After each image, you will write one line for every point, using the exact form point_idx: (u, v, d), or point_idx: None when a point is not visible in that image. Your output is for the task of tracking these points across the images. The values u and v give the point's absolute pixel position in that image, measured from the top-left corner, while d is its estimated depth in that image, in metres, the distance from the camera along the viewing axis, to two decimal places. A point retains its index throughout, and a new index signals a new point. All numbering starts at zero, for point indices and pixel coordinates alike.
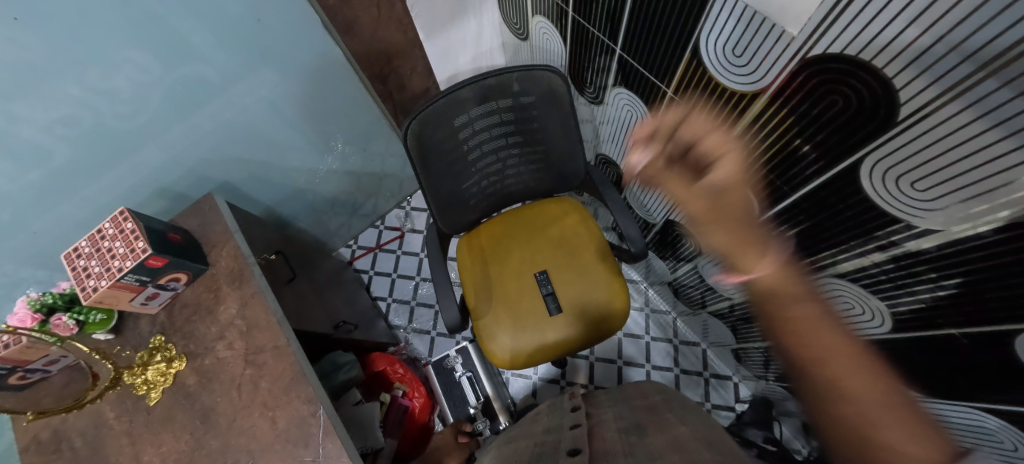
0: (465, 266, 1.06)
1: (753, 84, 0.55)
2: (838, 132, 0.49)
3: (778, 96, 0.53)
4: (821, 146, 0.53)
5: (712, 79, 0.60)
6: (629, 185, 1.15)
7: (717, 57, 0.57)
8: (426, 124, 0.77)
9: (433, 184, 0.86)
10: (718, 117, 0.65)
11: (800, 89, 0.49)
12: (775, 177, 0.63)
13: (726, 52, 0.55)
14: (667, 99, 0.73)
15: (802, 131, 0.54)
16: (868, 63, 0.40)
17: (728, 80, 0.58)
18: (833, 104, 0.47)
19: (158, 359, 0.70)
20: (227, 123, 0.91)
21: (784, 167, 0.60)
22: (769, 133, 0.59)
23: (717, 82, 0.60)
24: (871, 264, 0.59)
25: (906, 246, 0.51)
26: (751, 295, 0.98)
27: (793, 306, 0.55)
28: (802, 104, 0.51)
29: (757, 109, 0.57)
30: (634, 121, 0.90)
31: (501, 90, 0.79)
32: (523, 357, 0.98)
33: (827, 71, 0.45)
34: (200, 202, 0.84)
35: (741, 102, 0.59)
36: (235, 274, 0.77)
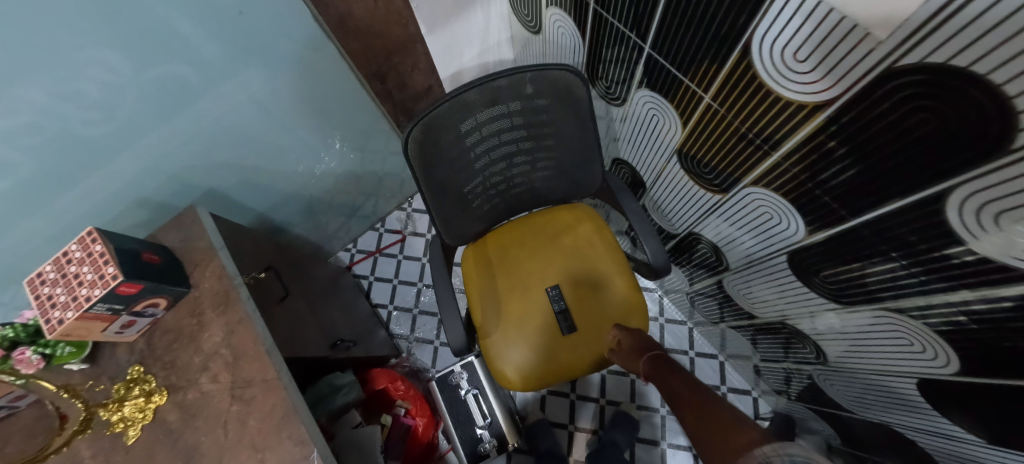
0: (471, 278, 0.99)
1: (816, 96, 0.46)
2: (926, 156, 0.40)
3: (846, 111, 0.44)
4: (900, 168, 0.44)
5: (765, 87, 0.51)
6: (649, 192, 1.07)
7: (772, 62, 0.48)
8: (430, 130, 0.69)
9: (438, 195, 0.78)
10: (765, 128, 0.56)
11: (878, 105, 0.41)
12: (832, 201, 0.55)
13: (787, 56, 0.46)
14: (703, 105, 0.65)
15: (879, 150, 0.45)
16: (973, 74, 0.31)
17: (783, 90, 0.49)
18: (923, 123, 0.38)
19: (136, 393, 0.64)
20: (213, 125, 0.83)
21: (847, 189, 0.52)
22: (832, 150, 0.50)
23: (771, 90, 0.51)
24: (943, 304, 0.51)
25: (988, 293, 0.44)
26: (779, 314, 0.91)
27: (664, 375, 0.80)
28: (878, 121, 0.43)
29: (819, 122, 0.48)
30: (660, 126, 0.81)
31: (513, 92, 0.71)
32: (533, 380, 0.92)
33: (917, 86, 0.36)
34: (181, 215, 0.76)
35: (797, 114, 0.50)
36: (220, 297, 0.70)
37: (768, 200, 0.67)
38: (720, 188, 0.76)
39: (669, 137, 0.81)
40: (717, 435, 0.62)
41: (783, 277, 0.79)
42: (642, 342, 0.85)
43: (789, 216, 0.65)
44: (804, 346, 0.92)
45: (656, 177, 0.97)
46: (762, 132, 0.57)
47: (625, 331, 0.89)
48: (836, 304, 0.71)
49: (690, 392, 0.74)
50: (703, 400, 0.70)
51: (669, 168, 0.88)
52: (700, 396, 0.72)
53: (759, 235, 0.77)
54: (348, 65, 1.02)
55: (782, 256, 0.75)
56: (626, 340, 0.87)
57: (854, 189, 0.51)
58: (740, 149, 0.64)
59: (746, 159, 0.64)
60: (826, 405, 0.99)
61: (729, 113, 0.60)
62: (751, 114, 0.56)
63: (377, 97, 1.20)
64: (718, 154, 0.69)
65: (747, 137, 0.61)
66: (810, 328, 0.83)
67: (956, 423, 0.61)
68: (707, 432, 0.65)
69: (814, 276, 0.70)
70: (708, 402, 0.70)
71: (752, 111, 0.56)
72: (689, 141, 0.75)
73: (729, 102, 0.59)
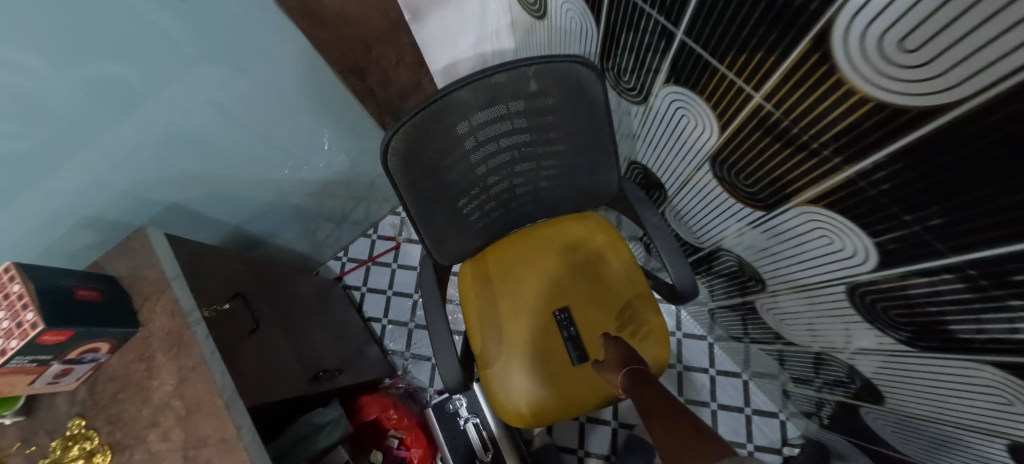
0: (469, 299, 0.87)
1: (924, 95, 0.32)
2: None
3: (954, 126, 0.31)
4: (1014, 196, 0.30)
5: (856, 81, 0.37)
6: (670, 200, 0.95)
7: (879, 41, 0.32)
8: (413, 138, 0.57)
9: (427, 214, 0.67)
10: (838, 138, 0.43)
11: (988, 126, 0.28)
12: (929, 234, 0.41)
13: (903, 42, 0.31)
14: (752, 106, 0.52)
15: (984, 185, 0.32)
16: None
17: (875, 81, 0.35)
18: None
19: (76, 453, 0.55)
20: (165, 134, 0.70)
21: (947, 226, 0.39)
22: (927, 177, 0.37)
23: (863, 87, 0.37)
24: None
25: None
26: (807, 327, 0.82)
27: (638, 386, 0.67)
28: (995, 151, 0.29)
29: (916, 138, 0.35)
30: (690, 129, 0.69)
31: (513, 89, 0.59)
32: (539, 416, 0.82)
33: None
34: (129, 239, 0.66)
35: (892, 124, 0.37)
36: (172, 338, 0.59)
37: (824, 220, 0.55)
38: (764, 204, 0.64)
39: (700, 141, 0.69)
40: (691, 447, 0.49)
41: (831, 305, 0.68)
42: (629, 355, 0.75)
43: (851, 241, 0.53)
44: (840, 369, 0.82)
45: (681, 184, 0.85)
46: (832, 141, 0.44)
47: (613, 341, 0.79)
48: (901, 343, 0.58)
49: (662, 403, 0.61)
50: (675, 413, 0.57)
51: (699, 176, 0.76)
52: (673, 408, 0.59)
53: (806, 258, 0.65)
54: (315, 56, 0.89)
55: (839, 288, 0.63)
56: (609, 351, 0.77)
57: (949, 226, 0.39)
58: (798, 160, 0.51)
59: (805, 172, 0.51)
60: (867, 438, 0.88)
61: (789, 118, 0.48)
62: (821, 120, 0.44)
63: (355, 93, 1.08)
64: (768, 164, 0.56)
65: (810, 146, 0.48)
66: (844, 345, 0.73)
67: None
68: (675, 444, 0.52)
69: (869, 310, 0.59)
70: (683, 418, 0.56)
71: (822, 116, 0.43)
72: (728, 148, 0.62)
73: (790, 103, 0.46)
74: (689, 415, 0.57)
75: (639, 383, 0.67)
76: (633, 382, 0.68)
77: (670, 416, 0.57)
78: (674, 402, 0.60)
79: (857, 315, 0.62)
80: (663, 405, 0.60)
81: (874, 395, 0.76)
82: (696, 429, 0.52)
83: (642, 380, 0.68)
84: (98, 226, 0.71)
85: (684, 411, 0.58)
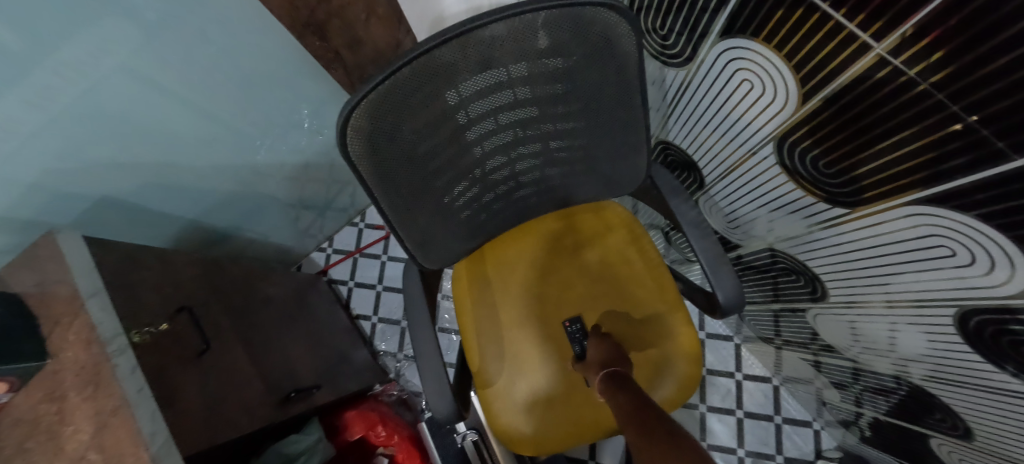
0: (464, 307, 0.75)
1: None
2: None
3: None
4: None
5: None
6: (708, 188, 0.81)
7: None
8: (386, 115, 0.41)
9: (407, 214, 0.53)
10: (1004, 120, 0.28)
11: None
12: None
13: None
14: (866, 63, 0.36)
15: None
16: None
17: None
18: None
19: None
20: (73, 111, 0.54)
21: None
22: None
23: None
24: None
25: None
26: (849, 330, 0.72)
27: (614, 388, 0.59)
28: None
29: None
30: (751, 99, 0.54)
31: (516, 46, 0.42)
32: (548, 442, 0.71)
33: None
34: (37, 245, 0.53)
35: None
36: (88, 373, 0.47)
37: (932, 221, 0.41)
38: (849, 200, 0.51)
39: (764, 118, 0.54)
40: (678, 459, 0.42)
41: (918, 319, 0.54)
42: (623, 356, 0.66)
43: (975, 251, 0.39)
44: (885, 377, 0.72)
45: (725, 169, 0.71)
46: (994, 122, 0.29)
47: (598, 338, 0.70)
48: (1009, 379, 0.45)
49: (644, 409, 0.53)
50: (658, 421, 0.50)
51: (756, 162, 0.62)
52: (654, 414, 0.52)
53: (897, 265, 0.52)
54: (265, 9, 0.71)
55: (943, 307, 0.49)
56: (591, 349, 0.68)
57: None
58: (928, 142, 0.36)
59: (931, 159, 0.37)
60: (921, 456, 0.77)
61: (926, 85, 0.32)
62: (987, 93, 0.27)
63: (317, 58, 0.88)
64: (881, 143, 0.41)
65: (954, 126, 0.32)
66: (889, 348, 0.65)
67: None
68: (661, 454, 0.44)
69: (966, 328, 0.47)
70: (665, 425, 0.50)
71: (982, 85, 0.27)
72: (816, 124, 0.47)
73: (933, 65, 0.30)
74: (672, 424, 0.50)
75: (616, 387, 0.59)
76: (609, 388, 0.59)
77: (654, 424, 0.50)
78: (656, 407, 0.54)
79: (959, 329, 0.48)
80: (645, 410, 0.53)
81: (930, 408, 0.66)
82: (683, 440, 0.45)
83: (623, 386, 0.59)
84: (6, 226, 0.58)
85: (669, 420, 0.51)
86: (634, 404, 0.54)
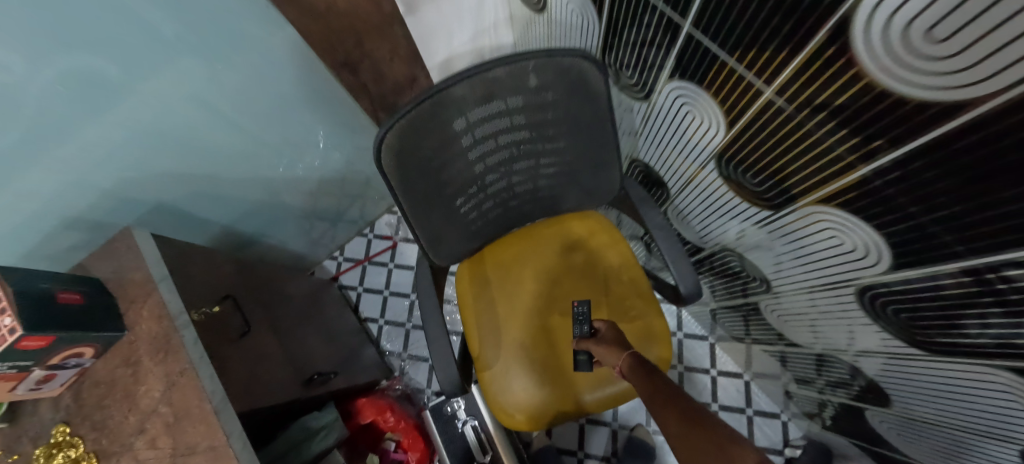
0: (466, 300, 0.86)
1: (967, 80, 0.27)
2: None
3: (983, 120, 0.28)
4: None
5: (864, 81, 0.36)
6: (674, 200, 0.95)
7: (886, 47, 0.32)
8: (410, 136, 0.54)
9: (424, 216, 0.65)
10: (853, 137, 0.41)
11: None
12: (941, 232, 0.39)
13: (924, 41, 0.29)
14: (764, 101, 0.50)
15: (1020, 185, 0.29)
16: None
17: (911, 60, 0.31)
18: None
19: (60, 460, 0.54)
20: (145, 130, 0.67)
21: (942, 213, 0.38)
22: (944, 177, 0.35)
23: (875, 88, 0.35)
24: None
25: None
26: (811, 329, 0.82)
27: (641, 370, 0.66)
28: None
29: (931, 140, 0.34)
30: (694, 124, 0.68)
31: (511, 85, 0.56)
32: (540, 420, 0.81)
33: None
34: (113, 240, 0.63)
35: (895, 119, 0.36)
36: (159, 342, 0.57)
37: (835, 224, 0.54)
38: (771, 202, 0.64)
39: (705, 142, 0.68)
40: (726, 440, 0.48)
41: (843, 309, 0.67)
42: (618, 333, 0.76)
43: (857, 241, 0.52)
44: (842, 368, 0.81)
45: (683, 183, 0.85)
46: (849, 139, 0.42)
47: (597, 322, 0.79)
48: (919, 350, 0.56)
49: (673, 390, 0.60)
50: (691, 402, 0.57)
51: (705, 176, 0.76)
52: (684, 395, 0.58)
53: (817, 258, 0.64)
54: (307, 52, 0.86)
55: (849, 290, 0.61)
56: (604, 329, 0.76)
57: (960, 220, 0.36)
58: (815, 163, 0.49)
59: (816, 170, 0.50)
60: (876, 440, 0.87)
61: (802, 115, 0.46)
62: (839, 119, 0.41)
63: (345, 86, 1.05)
64: (780, 161, 0.55)
65: (823, 145, 0.46)
66: (848, 346, 0.74)
67: None
68: (704, 435, 0.50)
69: (874, 312, 0.59)
70: (694, 405, 0.56)
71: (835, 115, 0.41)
72: (740, 147, 0.61)
73: (804, 100, 0.44)
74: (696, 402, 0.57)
75: (643, 368, 0.65)
76: (635, 368, 0.66)
77: (687, 403, 0.57)
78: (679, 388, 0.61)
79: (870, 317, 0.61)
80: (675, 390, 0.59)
81: (870, 388, 0.77)
82: (718, 420, 0.52)
83: (649, 372, 0.65)
84: (82, 227, 0.69)
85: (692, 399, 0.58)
86: (664, 384, 0.61)
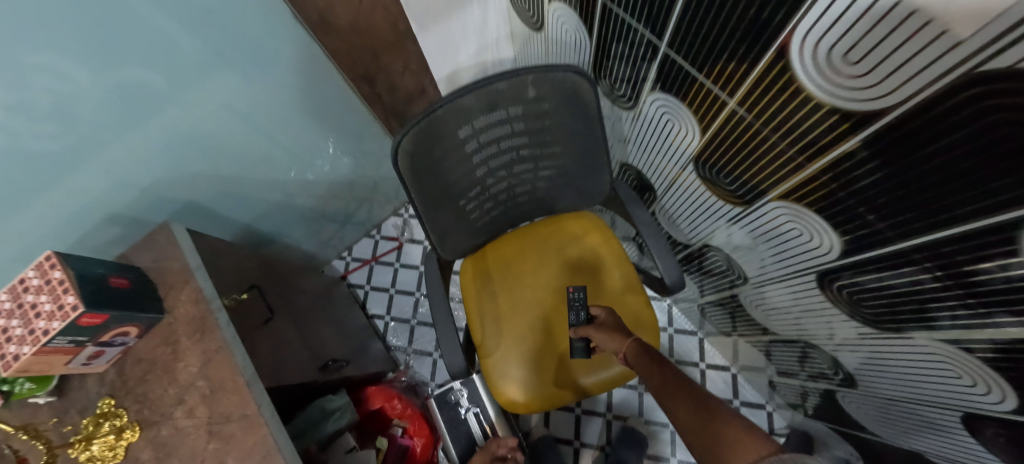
0: (469, 292, 0.92)
1: (883, 89, 0.37)
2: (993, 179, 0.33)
3: (900, 121, 0.38)
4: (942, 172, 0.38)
5: (802, 92, 0.45)
6: (660, 201, 1.03)
7: (817, 66, 0.41)
8: (423, 140, 0.62)
9: (434, 212, 0.73)
10: (800, 139, 0.50)
11: (977, 113, 0.31)
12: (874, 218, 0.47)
13: (840, 58, 0.38)
14: (727, 110, 0.58)
15: (936, 170, 0.38)
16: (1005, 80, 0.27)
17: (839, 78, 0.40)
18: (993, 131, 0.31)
19: (107, 430, 0.59)
20: (182, 134, 0.75)
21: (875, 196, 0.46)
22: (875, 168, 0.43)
23: (811, 98, 0.44)
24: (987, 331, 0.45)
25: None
26: (794, 323, 0.88)
27: (645, 357, 0.73)
28: (950, 149, 0.35)
29: (858, 141, 0.43)
30: (674, 131, 0.76)
31: (512, 96, 0.64)
32: (536, 403, 0.87)
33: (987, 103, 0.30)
34: (154, 233, 0.70)
35: (829, 123, 0.44)
36: (196, 323, 0.64)
37: (797, 216, 0.62)
38: (742, 199, 0.71)
39: (683, 145, 0.76)
40: (728, 417, 0.54)
41: (813, 297, 0.74)
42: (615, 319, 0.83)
43: (818, 232, 0.60)
44: (818, 356, 0.88)
45: (668, 184, 0.93)
46: (797, 141, 0.50)
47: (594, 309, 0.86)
48: (876, 330, 0.64)
49: (676, 373, 0.67)
50: (693, 385, 0.64)
51: (685, 177, 0.84)
52: (685, 378, 0.66)
53: (785, 249, 0.72)
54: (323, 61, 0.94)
55: (813, 276, 0.69)
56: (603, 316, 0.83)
57: (895, 204, 0.45)
58: (774, 163, 0.57)
59: (774, 169, 0.58)
60: (848, 424, 0.94)
61: (759, 121, 0.54)
62: (788, 124, 0.50)
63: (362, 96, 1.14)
64: (745, 162, 0.63)
65: (777, 145, 0.54)
66: (827, 337, 0.80)
67: (993, 452, 0.57)
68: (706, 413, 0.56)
69: (841, 298, 0.67)
70: (695, 388, 0.63)
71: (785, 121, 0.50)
72: (713, 151, 0.69)
73: (759, 108, 0.52)
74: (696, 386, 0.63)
75: (647, 355, 0.73)
76: (639, 354, 0.74)
77: (690, 386, 0.63)
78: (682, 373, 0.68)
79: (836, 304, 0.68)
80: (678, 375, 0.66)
81: (837, 369, 0.84)
82: (719, 401, 0.58)
83: (653, 359, 0.72)
84: (121, 222, 0.76)
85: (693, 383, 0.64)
86: (667, 369, 0.68)
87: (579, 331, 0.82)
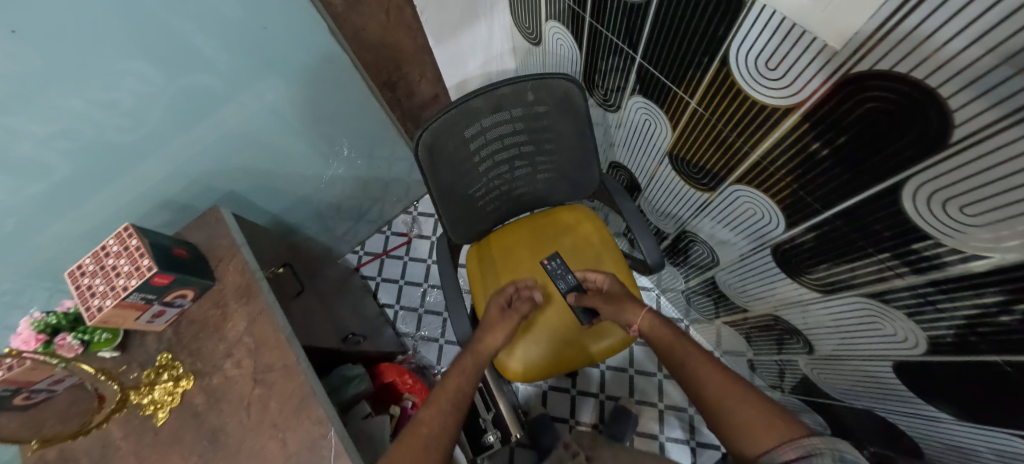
0: (474, 275, 1.04)
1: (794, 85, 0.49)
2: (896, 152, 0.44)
3: (813, 111, 0.50)
4: (853, 150, 0.49)
5: (740, 90, 0.57)
6: (645, 194, 1.15)
7: (748, 70, 0.54)
8: (439, 134, 0.73)
9: (446, 199, 0.84)
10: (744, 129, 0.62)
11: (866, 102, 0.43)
12: None
13: (759, 64, 0.52)
14: (690, 109, 0.71)
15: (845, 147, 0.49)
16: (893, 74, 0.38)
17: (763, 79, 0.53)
18: (882, 109, 0.42)
19: (166, 378, 0.69)
20: (229, 132, 0.87)
21: (805, 172, 0.58)
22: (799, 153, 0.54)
23: (747, 95, 0.57)
24: (903, 282, 0.56)
25: (927, 254, 0.49)
26: (771, 307, 0.97)
27: (660, 322, 0.80)
28: (849, 130, 0.47)
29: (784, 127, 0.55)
30: (652, 129, 0.88)
31: (514, 99, 0.76)
32: (536, 370, 0.97)
33: (878, 94, 0.41)
34: (205, 215, 0.81)
35: (770, 116, 0.56)
36: (242, 289, 0.75)
37: (754, 198, 0.73)
38: (709, 187, 0.83)
39: (660, 141, 0.88)
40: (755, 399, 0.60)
41: (773, 274, 0.85)
42: (612, 291, 0.91)
43: (770, 212, 0.71)
44: (788, 334, 0.98)
45: (650, 178, 1.05)
46: (744, 132, 0.62)
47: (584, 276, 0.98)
48: (821, 294, 0.75)
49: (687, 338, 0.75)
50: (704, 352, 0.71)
51: (662, 170, 0.96)
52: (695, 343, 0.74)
53: (745, 231, 0.84)
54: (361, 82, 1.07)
55: (769, 251, 0.80)
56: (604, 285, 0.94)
57: (818, 181, 0.56)
58: (728, 152, 0.69)
59: (729, 157, 0.70)
60: (818, 397, 1.03)
61: (713, 116, 0.66)
62: (734, 117, 0.62)
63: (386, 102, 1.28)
64: (706, 152, 0.75)
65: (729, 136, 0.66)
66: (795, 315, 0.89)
67: (930, 403, 0.67)
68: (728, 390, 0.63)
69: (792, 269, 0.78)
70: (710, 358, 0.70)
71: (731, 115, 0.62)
72: (683, 145, 0.80)
73: (711, 105, 0.65)
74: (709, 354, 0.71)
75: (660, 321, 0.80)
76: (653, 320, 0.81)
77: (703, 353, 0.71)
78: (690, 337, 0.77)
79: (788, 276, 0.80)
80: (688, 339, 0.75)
81: (797, 337, 0.95)
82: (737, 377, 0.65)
83: (668, 324, 0.79)
84: (171, 207, 0.87)
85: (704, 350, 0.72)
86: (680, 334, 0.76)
87: (582, 299, 0.93)
